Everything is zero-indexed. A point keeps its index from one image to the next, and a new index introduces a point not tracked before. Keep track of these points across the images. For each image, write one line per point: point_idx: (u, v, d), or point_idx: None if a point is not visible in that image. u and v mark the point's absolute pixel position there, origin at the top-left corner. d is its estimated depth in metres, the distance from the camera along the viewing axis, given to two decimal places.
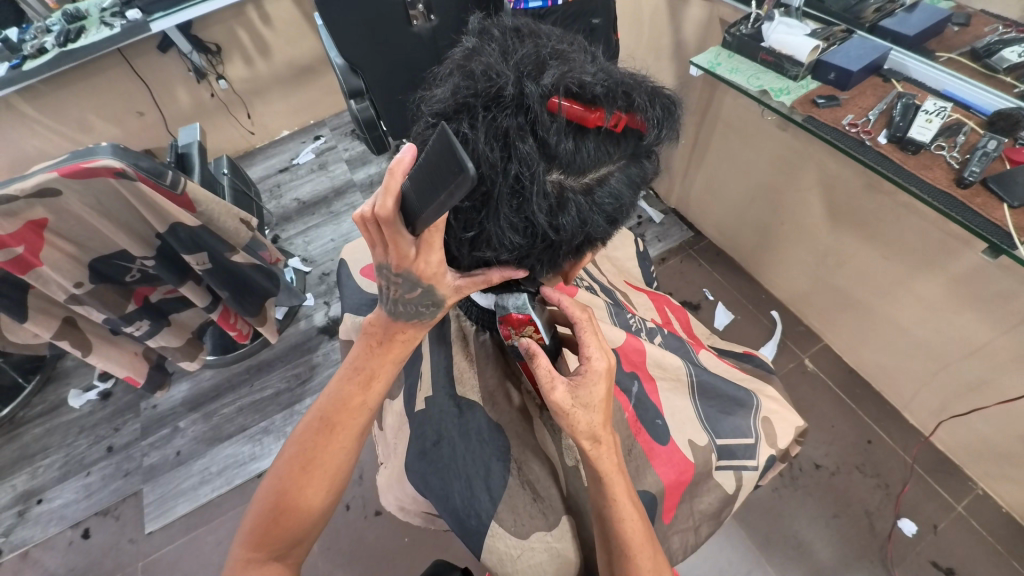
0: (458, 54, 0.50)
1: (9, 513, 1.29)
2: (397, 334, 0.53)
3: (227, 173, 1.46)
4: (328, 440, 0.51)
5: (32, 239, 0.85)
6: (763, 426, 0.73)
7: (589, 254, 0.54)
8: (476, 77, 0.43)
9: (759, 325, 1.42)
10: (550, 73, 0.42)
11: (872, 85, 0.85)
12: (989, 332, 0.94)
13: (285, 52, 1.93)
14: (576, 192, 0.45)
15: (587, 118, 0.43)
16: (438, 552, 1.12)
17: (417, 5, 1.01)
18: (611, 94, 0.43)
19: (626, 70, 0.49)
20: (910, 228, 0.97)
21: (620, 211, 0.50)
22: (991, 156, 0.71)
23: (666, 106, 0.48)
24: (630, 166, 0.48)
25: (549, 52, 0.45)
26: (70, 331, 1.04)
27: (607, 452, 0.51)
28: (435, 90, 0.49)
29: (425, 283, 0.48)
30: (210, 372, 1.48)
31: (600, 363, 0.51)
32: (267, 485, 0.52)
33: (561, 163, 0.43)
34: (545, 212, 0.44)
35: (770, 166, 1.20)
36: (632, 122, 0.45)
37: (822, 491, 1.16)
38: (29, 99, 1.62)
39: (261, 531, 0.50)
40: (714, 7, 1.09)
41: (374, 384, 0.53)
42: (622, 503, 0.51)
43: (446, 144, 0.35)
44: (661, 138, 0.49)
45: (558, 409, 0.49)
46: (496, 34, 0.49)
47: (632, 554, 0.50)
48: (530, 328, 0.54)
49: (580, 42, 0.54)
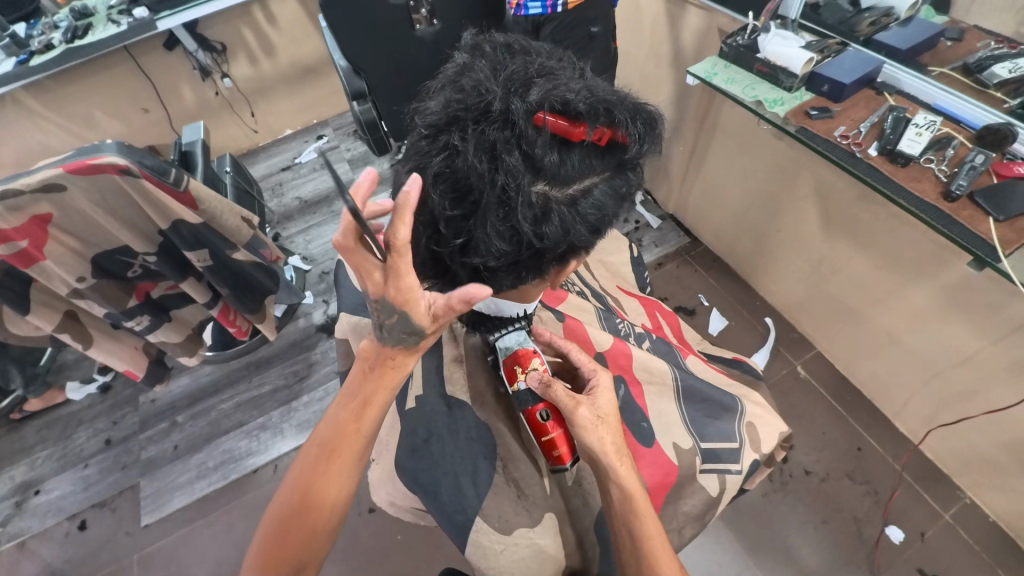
0: (451, 69, 0.52)
1: (7, 503, 1.31)
2: (387, 359, 0.51)
3: (229, 171, 1.47)
4: (328, 466, 0.50)
5: (36, 233, 0.86)
6: (748, 431, 0.74)
7: (574, 262, 0.56)
8: (466, 92, 0.45)
9: (753, 331, 1.43)
10: (536, 90, 0.44)
11: (866, 97, 0.87)
12: (979, 342, 0.96)
13: (290, 51, 1.95)
14: (559, 203, 0.46)
15: (572, 133, 0.44)
16: (430, 548, 1.14)
17: (420, 8, 1.03)
18: (594, 110, 0.44)
19: (610, 88, 0.50)
20: (902, 237, 0.98)
21: (604, 220, 0.51)
22: (979, 170, 0.72)
23: (648, 122, 0.50)
24: (614, 179, 0.49)
25: (536, 69, 0.47)
26: (73, 325, 1.06)
27: (630, 466, 0.54)
28: (428, 102, 0.50)
29: (400, 309, 0.46)
30: (208, 369, 1.49)
31: (605, 379, 0.58)
32: (272, 515, 0.51)
33: (547, 175, 0.45)
34: (529, 220, 0.45)
35: (766, 175, 1.22)
36: (615, 137, 0.46)
37: (812, 496, 1.17)
38: (35, 93, 1.63)
39: (264, 562, 0.49)
40: (713, 16, 1.10)
41: (369, 411, 0.51)
42: (646, 518, 0.53)
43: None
44: (645, 152, 0.51)
45: (582, 427, 0.53)
46: (488, 50, 0.51)
47: (659, 570, 0.51)
48: (536, 363, 0.58)
49: (569, 58, 0.56)
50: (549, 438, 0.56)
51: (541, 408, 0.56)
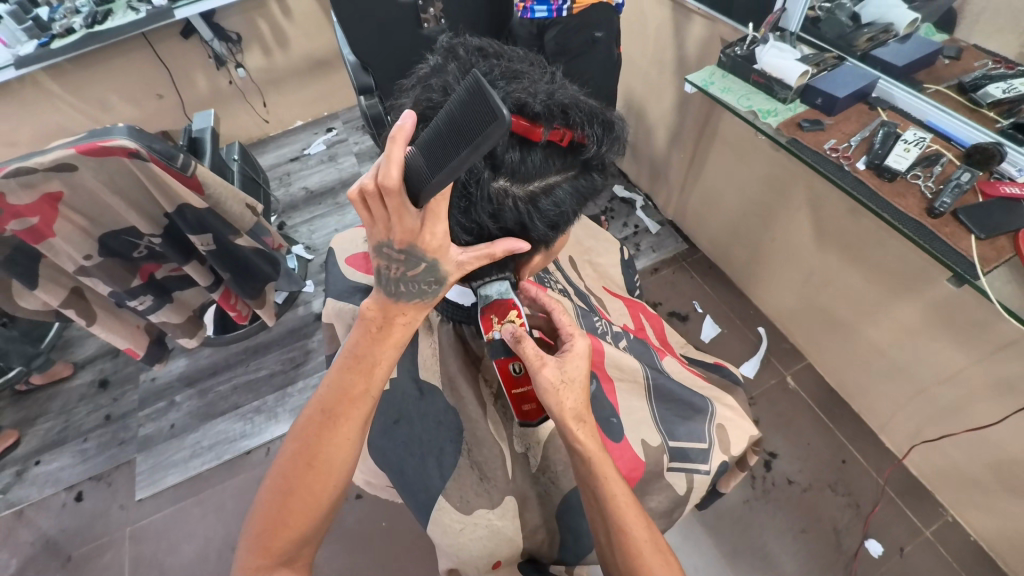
0: (425, 71, 0.55)
1: (8, 471, 1.35)
2: (397, 316, 0.51)
3: (237, 159, 1.50)
4: (332, 433, 0.49)
5: (46, 211, 0.89)
6: (719, 433, 0.76)
7: (539, 255, 0.59)
8: (435, 92, 0.49)
9: (744, 340, 1.44)
10: (498, 92, 0.46)
11: (858, 112, 0.88)
12: (964, 360, 0.96)
13: (304, 45, 1.99)
14: (519, 198, 0.50)
15: (531, 133, 0.47)
16: (412, 538, 1.16)
17: (429, 8, 1.05)
18: (551, 111, 0.47)
19: (575, 91, 0.53)
20: (891, 251, 0.99)
21: (563, 217, 0.55)
22: (963, 188, 0.73)
23: (605, 126, 0.53)
24: (575, 178, 0.53)
25: (502, 71, 0.50)
26: (77, 301, 1.09)
27: (590, 431, 0.54)
28: (403, 102, 0.54)
29: (431, 256, 0.47)
30: (208, 351, 1.52)
31: (581, 345, 0.57)
32: (270, 487, 0.49)
33: (508, 171, 0.48)
34: (489, 214, 0.49)
35: (762, 184, 1.23)
36: (573, 138, 0.50)
37: (793, 504, 1.18)
38: (54, 76, 1.68)
39: (265, 538, 0.47)
40: (716, 26, 1.12)
41: (376, 371, 0.51)
42: (611, 478, 0.53)
43: (478, 102, 0.36)
44: (604, 152, 0.54)
45: (543, 387, 0.54)
46: (461, 53, 0.54)
47: (627, 528, 0.52)
48: (513, 314, 0.57)
49: (540, 62, 0.59)
50: (522, 390, 0.60)
51: (514, 361, 0.58)
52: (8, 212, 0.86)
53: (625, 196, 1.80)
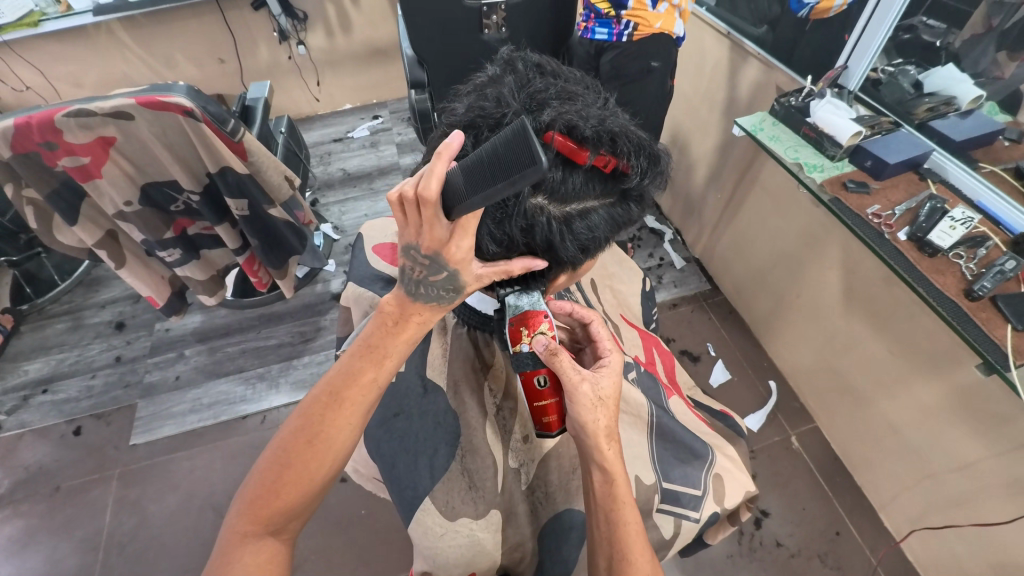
0: (483, 78, 0.56)
1: (17, 394, 1.39)
2: (412, 314, 0.52)
3: (283, 131, 1.54)
4: (335, 415, 0.49)
5: (98, 153, 0.92)
6: (714, 482, 0.74)
7: (564, 275, 0.59)
8: (488, 101, 0.50)
9: (753, 391, 1.41)
10: (549, 111, 0.47)
11: (907, 180, 0.86)
12: (980, 451, 0.93)
13: (365, 32, 2.04)
14: (554, 218, 0.50)
15: (575, 155, 0.47)
16: (387, 533, 1.15)
17: (492, 15, 1.05)
18: (599, 137, 0.47)
19: (625, 119, 0.53)
20: (920, 327, 0.96)
21: (594, 242, 0.55)
22: (1006, 276, 0.70)
23: (651, 159, 0.53)
24: (612, 207, 0.54)
25: (557, 90, 0.50)
26: (111, 243, 1.12)
27: (618, 453, 0.55)
28: (457, 105, 0.55)
29: (452, 266, 0.48)
30: (224, 312, 1.56)
31: (615, 361, 0.60)
32: (268, 457, 0.49)
33: (547, 190, 0.48)
34: (520, 228, 0.49)
35: (797, 236, 1.21)
36: (616, 165, 0.50)
37: (777, 567, 1.14)
38: (127, 27, 1.75)
39: (258, 505, 0.48)
40: (773, 73, 1.11)
41: (386, 363, 0.51)
42: (625, 506, 0.53)
43: (522, 139, 0.37)
44: (644, 185, 0.54)
45: (579, 403, 0.54)
46: (519, 66, 0.55)
47: (632, 559, 0.49)
48: (544, 327, 0.57)
49: (596, 86, 0.60)
50: (544, 404, 0.57)
51: (540, 374, 0.56)
52: (63, 148, 0.89)
53: (654, 228, 1.80)
